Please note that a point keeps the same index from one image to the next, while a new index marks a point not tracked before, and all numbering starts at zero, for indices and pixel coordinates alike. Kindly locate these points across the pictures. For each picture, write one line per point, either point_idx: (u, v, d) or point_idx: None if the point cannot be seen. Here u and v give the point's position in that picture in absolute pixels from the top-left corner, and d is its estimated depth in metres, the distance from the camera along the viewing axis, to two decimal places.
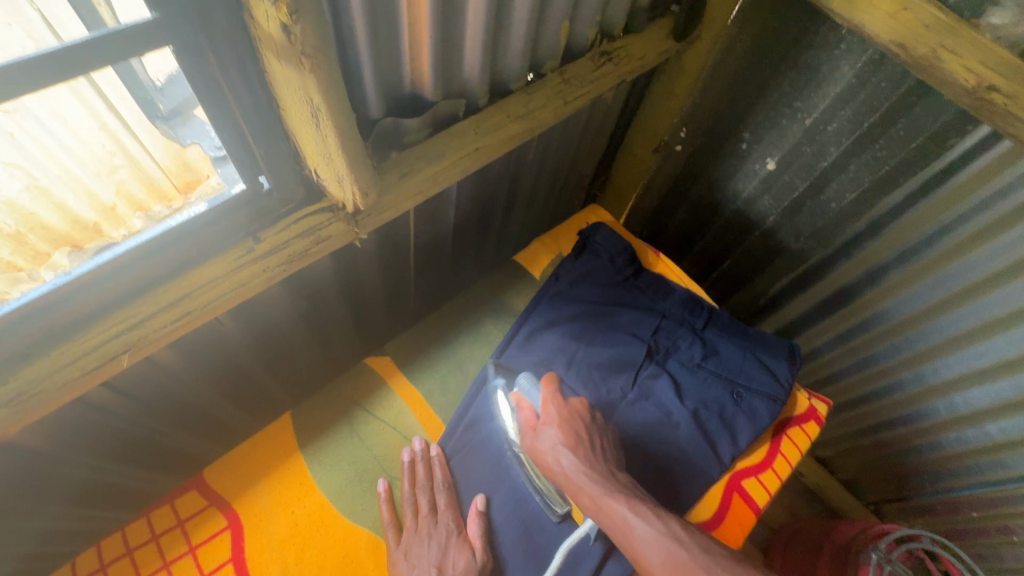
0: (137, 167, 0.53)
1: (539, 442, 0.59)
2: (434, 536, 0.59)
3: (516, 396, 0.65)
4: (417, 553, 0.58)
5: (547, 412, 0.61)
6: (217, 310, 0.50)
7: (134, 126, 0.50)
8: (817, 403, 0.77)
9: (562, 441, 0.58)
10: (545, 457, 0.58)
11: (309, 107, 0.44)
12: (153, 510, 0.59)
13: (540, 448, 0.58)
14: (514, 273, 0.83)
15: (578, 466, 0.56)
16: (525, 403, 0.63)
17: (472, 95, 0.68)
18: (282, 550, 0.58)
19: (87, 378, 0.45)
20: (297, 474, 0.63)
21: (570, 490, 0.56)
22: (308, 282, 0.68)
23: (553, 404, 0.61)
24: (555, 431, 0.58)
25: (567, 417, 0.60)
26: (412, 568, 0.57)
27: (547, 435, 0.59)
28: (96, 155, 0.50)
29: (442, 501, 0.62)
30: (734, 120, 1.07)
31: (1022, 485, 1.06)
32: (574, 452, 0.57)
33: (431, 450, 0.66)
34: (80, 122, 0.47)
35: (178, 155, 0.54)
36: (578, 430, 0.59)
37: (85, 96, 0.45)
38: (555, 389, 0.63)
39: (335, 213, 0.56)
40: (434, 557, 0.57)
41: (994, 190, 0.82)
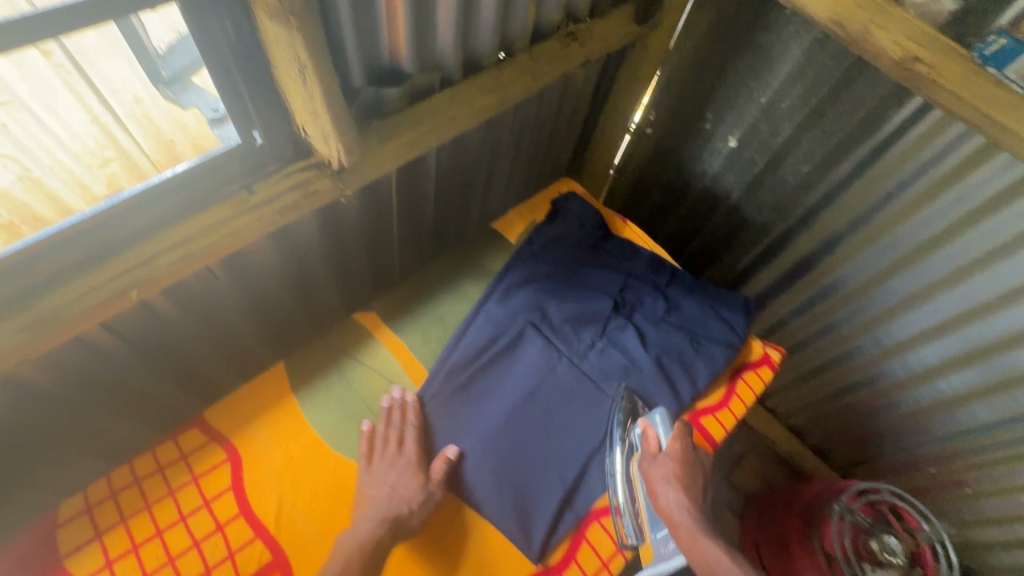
0: (129, 161, 0.58)
1: (651, 472, 0.64)
2: (396, 464, 0.65)
3: (643, 422, 0.69)
4: (380, 474, 0.64)
5: (672, 449, 0.65)
6: (216, 254, 0.56)
7: (123, 119, 0.57)
8: (772, 351, 0.84)
9: (676, 477, 0.63)
10: (653, 488, 0.63)
11: (297, 65, 0.49)
12: (159, 445, 0.64)
13: (653, 476, 0.63)
14: (490, 238, 0.89)
15: (681, 502, 0.61)
16: (650, 431, 0.67)
17: (447, 69, 0.74)
18: (277, 478, 0.64)
19: (99, 310, 0.51)
20: (291, 413, 0.69)
21: (671, 525, 0.60)
22: (293, 239, 0.74)
23: (677, 441, 0.65)
24: (670, 467, 0.64)
25: (688, 457, 0.65)
26: (372, 491, 0.63)
27: (663, 467, 0.64)
28: (91, 149, 0.56)
29: (411, 438, 0.68)
30: (698, 102, 1.14)
31: (972, 438, 1.13)
32: (682, 490, 0.62)
33: (408, 397, 0.71)
34: (69, 114, 0.53)
35: (165, 146, 0.60)
36: (690, 472, 0.64)
37: (74, 89, 0.52)
38: (680, 426, 0.67)
39: (323, 170, 0.62)
40: (392, 481, 0.63)
41: (929, 157, 0.90)
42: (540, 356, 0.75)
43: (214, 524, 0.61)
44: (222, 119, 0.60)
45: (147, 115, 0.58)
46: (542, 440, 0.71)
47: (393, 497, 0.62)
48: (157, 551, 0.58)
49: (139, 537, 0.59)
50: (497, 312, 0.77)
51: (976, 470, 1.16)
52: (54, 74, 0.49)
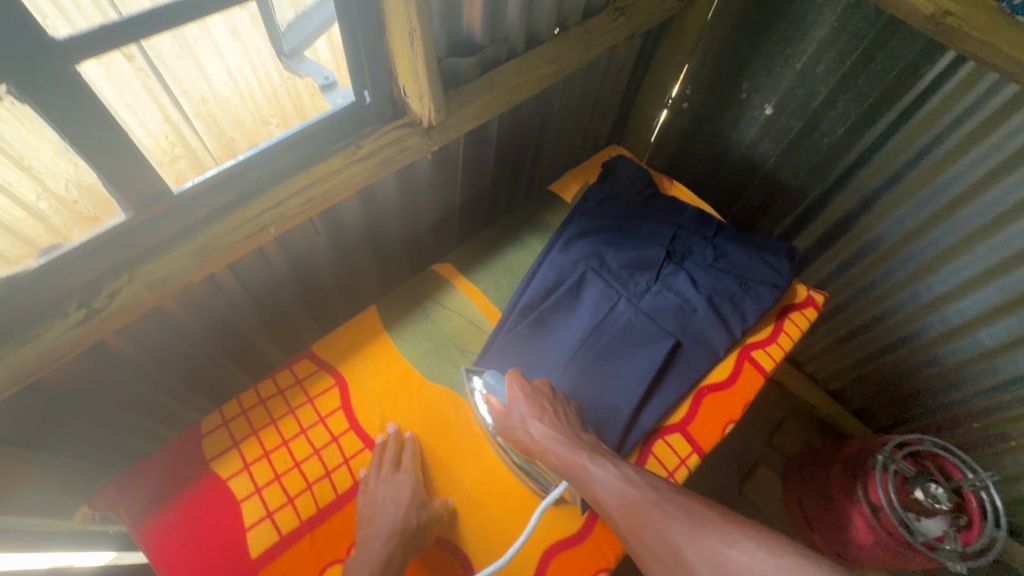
0: (195, 158, 0.59)
1: (508, 421, 0.68)
2: (389, 479, 0.65)
3: (483, 393, 0.73)
4: (380, 488, 0.65)
5: (513, 397, 0.70)
6: (332, 199, 0.66)
7: (191, 118, 0.56)
8: (816, 294, 0.90)
9: (533, 413, 0.67)
10: (514, 433, 0.67)
11: (408, 29, 0.59)
12: (277, 371, 0.74)
13: (512, 425, 0.68)
14: (547, 198, 0.97)
15: (543, 433, 0.65)
16: (490, 397, 0.71)
17: (513, 41, 0.83)
18: (379, 400, 0.74)
19: (246, 242, 0.61)
20: (386, 346, 0.78)
21: (539, 453, 0.64)
22: (374, 197, 0.85)
23: (518, 384, 0.70)
24: (521, 408, 0.68)
25: (536, 393, 0.69)
26: (376, 504, 0.64)
27: (512, 412, 0.68)
28: (161, 144, 0.56)
29: (406, 459, 0.68)
30: (734, 73, 1.20)
31: (1013, 389, 1.16)
32: (544, 421, 0.66)
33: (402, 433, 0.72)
34: (147, 112, 0.53)
35: (227, 145, 0.61)
36: (543, 404, 0.68)
37: (154, 89, 0.52)
38: (516, 375, 0.72)
39: (414, 128, 0.71)
40: (389, 496, 0.64)
41: (963, 110, 0.95)
42: (602, 295, 0.83)
43: (329, 436, 0.70)
44: (332, 86, 0.67)
45: (212, 114, 0.57)
46: (606, 371, 0.78)
47: (393, 508, 0.63)
48: (284, 458, 0.68)
49: (270, 446, 0.68)
50: (561, 258, 0.85)
51: (1018, 422, 1.19)
52: (136, 77, 0.51)
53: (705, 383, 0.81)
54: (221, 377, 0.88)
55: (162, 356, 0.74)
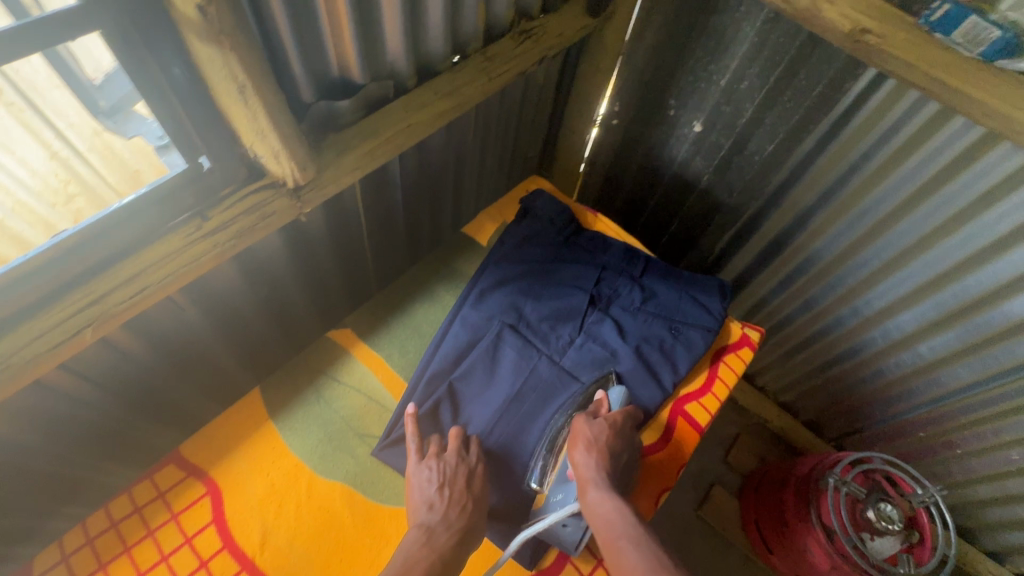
0: (93, 195, 0.57)
1: (579, 429, 0.65)
2: (447, 466, 0.64)
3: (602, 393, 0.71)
4: (425, 478, 0.63)
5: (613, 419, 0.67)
6: (171, 286, 0.54)
7: (83, 153, 0.57)
8: (751, 332, 0.85)
9: (604, 445, 0.63)
10: (577, 442, 0.63)
11: (235, 84, 0.48)
12: (134, 485, 0.62)
13: (582, 431, 0.64)
14: (461, 243, 0.88)
15: (600, 463, 0.61)
16: (606, 400, 0.70)
17: (401, 76, 0.73)
18: (260, 509, 0.63)
19: (51, 354, 0.49)
20: (270, 439, 0.67)
21: (586, 480, 0.60)
22: (256, 262, 0.73)
23: (619, 415, 0.67)
24: (599, 429, 0.65)
25: (619, 430, 0.66)
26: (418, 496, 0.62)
27: (596, 429, 0.65)
28: (53, 185, 0.56)
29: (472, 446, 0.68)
30: (660, 89, 1.14)
31: (956, 399, 1.15)
32: (607, 460, 0.62)
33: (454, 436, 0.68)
34: (27, 150, 0.53)
35: (131, 179, 0.59)
36: (617, 443, 0.64)
37: (33, 126, 0.52)
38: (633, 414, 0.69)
39: (278, 189, 0.61)
40: (433, 489, 0.62)
41: (889, 125, 0.91)
42: (521, 354, 0.75)
43: (197, 562, 0.59)
44: (168, 147, 0.57)
45: (108, 146, 0.58)
46: (528, 442, 0.71)
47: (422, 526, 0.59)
48: None
49: None
50: (473, 316, 0.76)
51: (962, 430, 1.18)
52: (8, 113, 0.50)
53: None
54: (93, 483, 0.75)
55: None
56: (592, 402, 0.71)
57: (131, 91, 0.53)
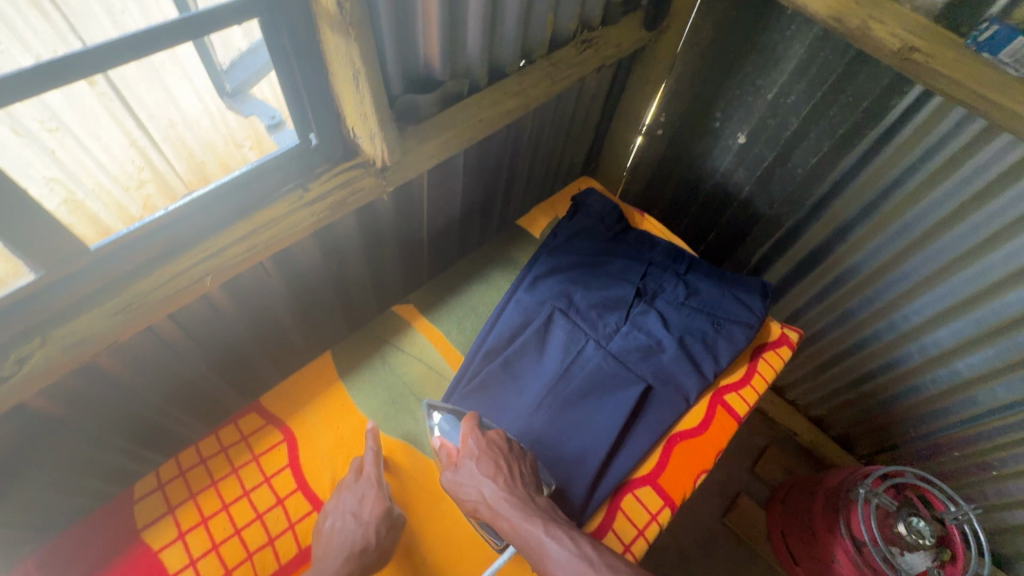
0: (162, 182, 0.61)
1: (460, 474, 0.65)
2: (355, 487, 0.64)
3: (438, 438, 0.70)
4: (337, 505, 0.63)
5: (466, 449, 0.67)
6: (276, 246, 0.61)
7: (158, 142, 0.60)
8: (790, 332, 0.88)
9: (484, 471, 0.63)
10: (466, 490, 0.64)
11: (352, 70, 0.56)
12: (222, 428, 0.69)
13: (460, 480, 0.64)
14: (516, 234, 0.94)
15: (497, 493, 0.62)
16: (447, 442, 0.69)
17: (475, 75, 0.80)
18: (331, 457, 0.69)
19: (178, 295, 0.56)
20: (339, 397, 0.74)
21: (490, 517, 0.61)
22: (333, 238, 0.81)
23: (471, 439, 0.67)
24: (474, 463, 0.64)
25: (487, 450, 0.66)
26: (336, 508, 0.63)
27: (463, 470, 0.65)
28: (127, 170, 0.59)
29: (368, 462, 0.66)
30: (707, 101, 1.19)
31: (995, 419, 1.14)
32: (495, 481, 0.62)
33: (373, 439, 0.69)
34: (112, 139, 0.56)
35: (197, 169, 0.63)
36: (497, 462, 0.65)
37: (118, 114, 0.55)
38: (471, 425, 0.69)
39: (367, 168, 0.68)
40: (351, 505, 0.62)
41: (933, 142, 0.94)
42: (568, 340, 0.80)
43: (275, 499, 0.65)
44: (279, 125, 0.67)
45: (181, 138, 0.62)
46: (574, 419, 0.75)
47: (349, 524, 0.60)
48: (224, 524, 0.63)
49: (208, 511, 0.64)
50: (527, 299, 0.82)
51: (1000, 451, 1.17)
52: (98, 102, 0.53)
53: (678, 430, 0.77)
54: (173, 431, 0.83)
55: (93, 416, 0.68)
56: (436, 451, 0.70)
57: (268, 65, 0.61)
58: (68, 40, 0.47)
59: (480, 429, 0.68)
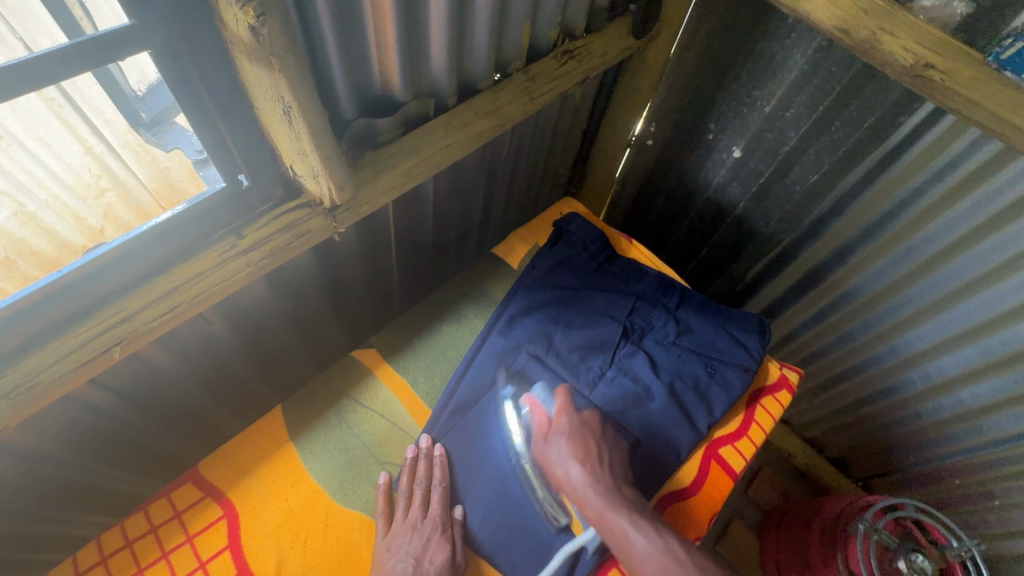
0: (123, 190, 0.59)
1: (549, 451, 0.64)
2: (419, 530, 0.60)
3: (527, 400, 0.69)
4: (399, 545, 0.59)
5: (559, 420, 0.66)
6: (202, 304, 0.53)
7: (117, 148, 0.56)
8: (789, 373, 0.82)
9: (574, 453, 0.62)
10: (553, 465, 0.63)
11: (281, 104, 0.47)
12: (151, 503, 0.61)
13: (550, 455, 0.64)
14: (492, 264, 0.86)
15: (585, 479, 0.61)
16: (536, 406, 0.69)
17: (441, 93, 0.71)
18: (276, 536, 0.61)
19: (82, 370, 0.48)
20: (289, 461, 0.65)
21: (576, 498, 0.61)
22: (287, 279, 0.72)
23: (565, 416, 0.66)
24: (565, 442, 0.64)
25: (580, 429, 0.65)
26: (393, 556, 0.59)
27: (555, 442, 0.64)
28: (84, 178, 0.57)
29: (434, 498, 0.63)
30: (700, 112, 1.11)
31: (1000, 449, 1.09)
32: (584, 467, 0.61)
33: (433, 450, 0.68)
34: (63, 146, 0.53)
35: (162, 175, 0.59)
36: (589, 442, 0.63)
37: (69, 122, 0.51)
38: (567, 400, 0.68)
39: (313, 209, 0.59)
40: (413, 552, 0.59)
41: (943, 163, 0.87)
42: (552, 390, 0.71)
43: None
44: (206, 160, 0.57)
45: (141, 145, 0.57)
46: None
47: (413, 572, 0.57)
48: None
49: None
50: (500, 343, 0.74)
51: (1002, 482, 1.12)
52: (45, 107, 0.49)
53: (667, 490, 0.71)
54: (118, 492, 0.74)
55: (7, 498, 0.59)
56: (525, 410, 0.69)
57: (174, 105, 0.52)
58: (10, 45, 0.42)
59: (574, 406, 0.68)
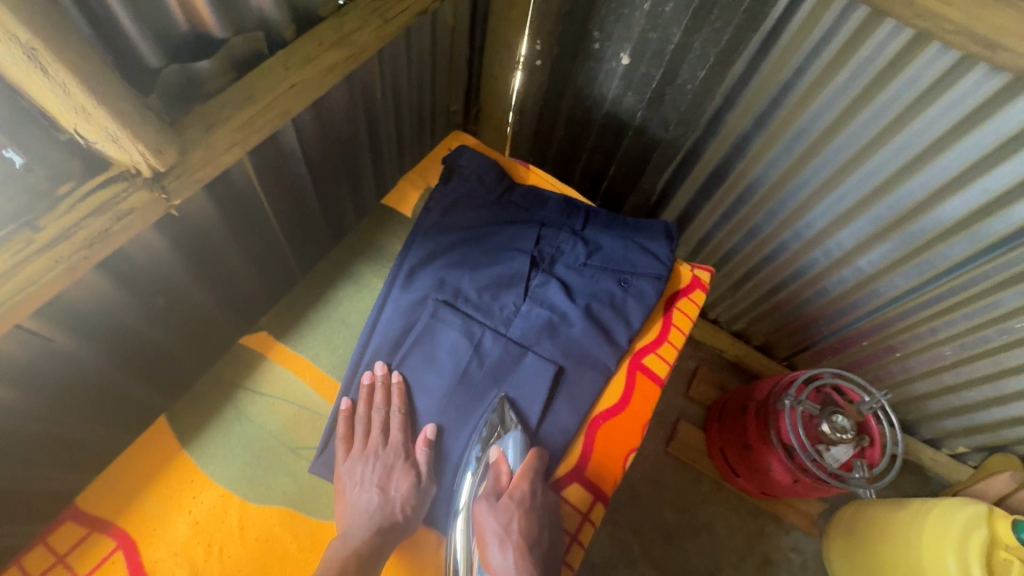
0: None
1: (484, 527, 0.57)
2: (381, 457, 0.61)
3: (496, 451, 0.62)
4: (360, 472, 0.59)
5: (518, 489, 0.59)
6: (4, 317, 0.43)
7: None
8: (701, 272, 0.82)
9: (517, 536, 0.56)
10: (488, 547, 0.56)
11: (20, 47, 0.37)
12: (26, 555, 0.53)
13: (487, 526, 0.57)
14: (383, 216, 0.79)
15: (513, 567, 0.54)
16: (502, 461, 0.62)
17: (274, 26, 0.61)
18: (184, 552, 0.55)
19: None
20: (185, 471, 0.59)
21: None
22: (140, 272, 0.62)
23: (524, 484, 0.59)
24: (514, 519, 0.57)
25: (534, 506, 0.59)
26: (355, 484, 0.59)
27: (505, 517, 0.57)
28: None
29: (394, 424, 0.63)
30: (582, 20, 1.05)
31: (894, 306, 1.18)
32: (523, 556, 0.55)
33: (390, 377, 0.66)
34: None
35: None
36: (537, 524, 0.58)
37: None
38: (535, 466, 0.61)
39: (132, 181, 0.50)
40: (377, 479, 0.59)
41: (819, 37, 0.86)
42: (528, 432, 0.65)
43: None
44: None
45: None
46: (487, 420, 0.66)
47: (381, 500, 0.58)
48: None
49: None
50: (403, 300, 0.69)
51: (900, 335, 1.23)
52: None
53: (598, 411, 0.69)
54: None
55: None
56: (512, 430, 0.64)
57: None
58: None
59: (536, 477, 0.61)
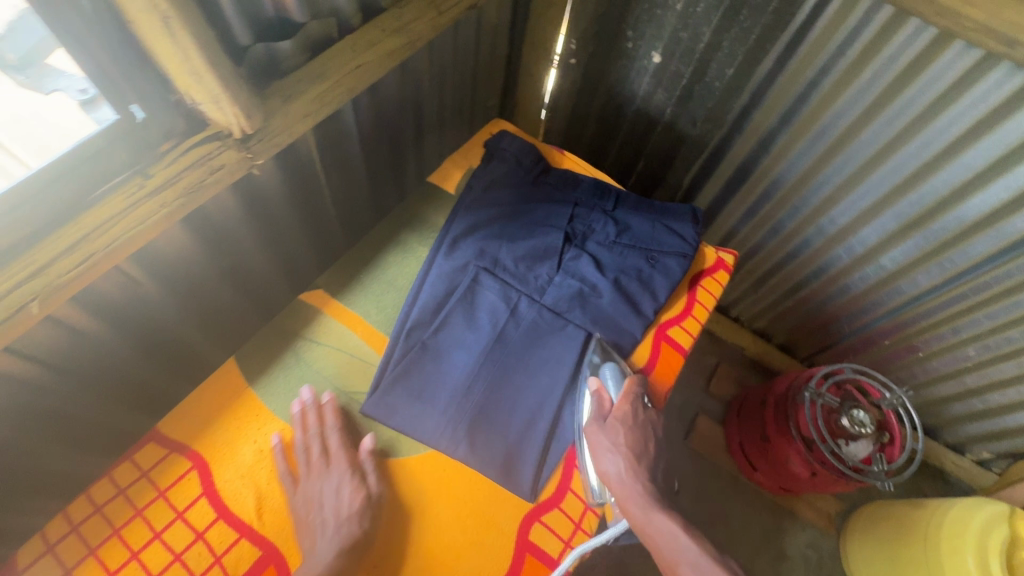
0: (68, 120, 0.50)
1: (596, 439, 0.67)
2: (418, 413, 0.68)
3: (596, 382, 0.71)
4: (316, 488, 0.63)
5: (621, 407, 0.68)
6: (120, 249, 0.50)
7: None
8: (725, 255, 0.86)
9: (626, 448, 0.66)
10: (600, 456, 0.66)
11: (158, 15, 0.45)
12: (116, 469, 0.63)
13: (601, 442, 0.67)
14: (428, 193, 0.86)
15: (627, 473, 0.64)
16: (603, 390, 0.70)
17: (343, 14, 0.68)
18: (247, 474, 0.64)
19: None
20: (250, 406, 0.68)
21: (620, 495, 0.63)
22: (216, 231, 0.69)
23: (627, 403, 0.68)
24: (619, 432, 0.67)
25: (636, 421, 0.68)
26: (312, 498, 0.62)
27: (613, 431, 0.67)
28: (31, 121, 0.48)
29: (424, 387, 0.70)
30: (616, 20, 1.11)
31: (917, 304, 1.20)
32: (634, 467, 0.65)
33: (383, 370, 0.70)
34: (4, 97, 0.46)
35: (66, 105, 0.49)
36: (641, 435, 0.68)
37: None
38: (634, 389, 0.70)
39: (224, 141, 0.57)
40: (329, 497, 0.62)
41: (844, 36, 0.91)
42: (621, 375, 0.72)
43: (193, 534, 0.60)
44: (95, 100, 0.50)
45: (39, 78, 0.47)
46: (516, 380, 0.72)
47: (337, 511, 0.61)
48: None
49: (113, 564, 0.58)
50: (447, 266, 0.74)
51: (921, 334, 1.25)
52: None
53: None
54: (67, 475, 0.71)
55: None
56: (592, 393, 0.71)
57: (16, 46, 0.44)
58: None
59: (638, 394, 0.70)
